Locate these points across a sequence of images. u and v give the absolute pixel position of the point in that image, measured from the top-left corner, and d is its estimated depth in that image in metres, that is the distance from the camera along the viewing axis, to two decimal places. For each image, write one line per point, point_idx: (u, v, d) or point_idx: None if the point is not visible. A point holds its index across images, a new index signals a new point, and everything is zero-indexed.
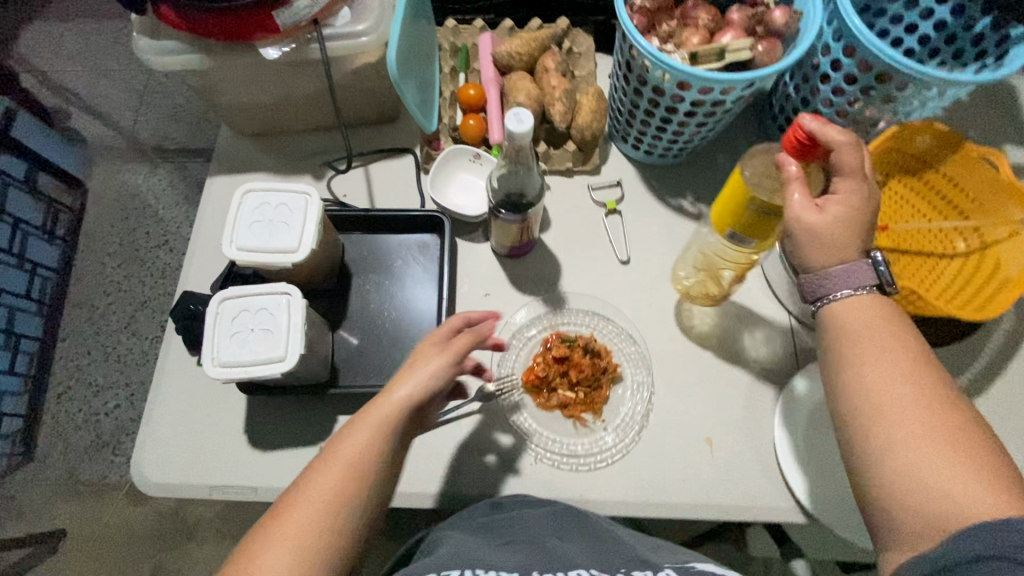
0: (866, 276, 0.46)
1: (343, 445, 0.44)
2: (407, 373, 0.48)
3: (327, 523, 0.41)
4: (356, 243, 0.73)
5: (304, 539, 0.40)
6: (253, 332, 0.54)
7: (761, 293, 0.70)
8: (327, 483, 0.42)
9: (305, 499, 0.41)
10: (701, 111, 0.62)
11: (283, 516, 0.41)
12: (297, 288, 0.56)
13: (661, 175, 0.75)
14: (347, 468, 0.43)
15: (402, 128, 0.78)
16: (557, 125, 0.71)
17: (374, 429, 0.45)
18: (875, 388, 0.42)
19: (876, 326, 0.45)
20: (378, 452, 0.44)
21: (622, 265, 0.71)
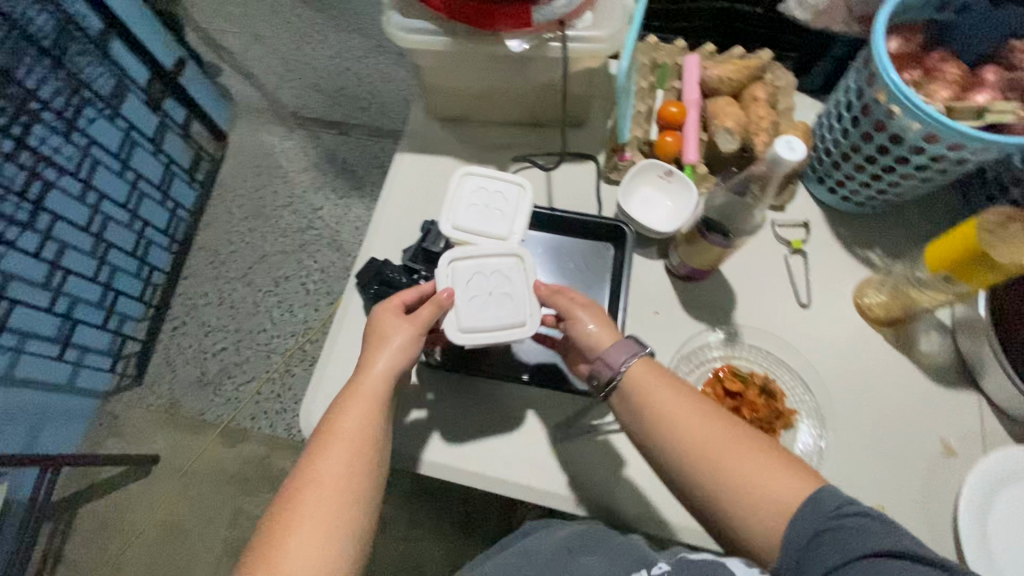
0: (628, 348, 0.52)
1: (339, 422, 0.48)
2: (376, 347, 0.52)
3: (342, 488, 0.45)
4: (532, 238, 0.73)
5: (325, 519, 0.44)
6: (491, 296, 0.55)
7: (951, 364, 0.66)
8: (338, 459, 0.46)
9: (321, 470, 0.45)
10: (934, 167, 0.60)
11: (305, 485, 0.45)
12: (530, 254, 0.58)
13: (849, 223, 0.73)
14: (352, 446, 0.47)
15: (588, 134, 0.79)
16: (758, 156, 0.70)
17: (368, 397, 0.49)
18: (703, 424, 0.47)
19: (689, 415, 0.47)
20: (373, 425, 0.49)
21: (801, 309, 0.69)
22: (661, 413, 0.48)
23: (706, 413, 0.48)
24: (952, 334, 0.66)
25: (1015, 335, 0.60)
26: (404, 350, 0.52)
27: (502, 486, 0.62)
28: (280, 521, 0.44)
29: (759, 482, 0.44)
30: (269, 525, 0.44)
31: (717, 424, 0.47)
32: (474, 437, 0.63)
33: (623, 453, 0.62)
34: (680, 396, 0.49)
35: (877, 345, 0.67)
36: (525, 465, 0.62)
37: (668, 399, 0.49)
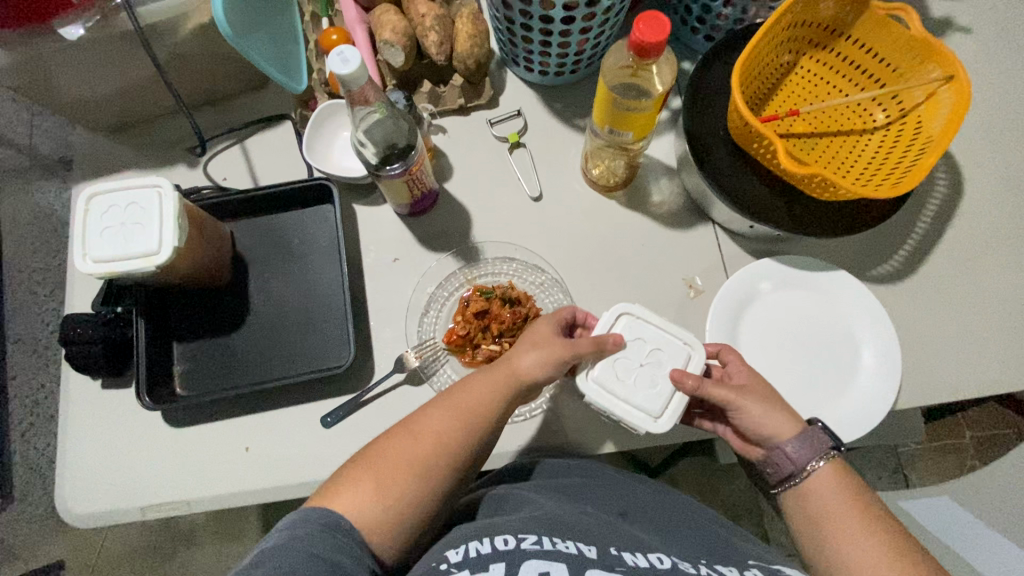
0: (820, 445, 0.48)
1: (453, 396, 0.49)
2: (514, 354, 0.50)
3: (434, 462, 0.46)
4: (247, 228, 0.67)
5: (416, 448, 0.46)
6: (124, 227, 0.52)
7: (683, 205, 0.65)
8: (404, 447, 0.46)
9: (429, 421, 0.47)
10: (577, 15, 0.56)
11: (408, 430, 0.47)
12: (168, 181, 0.53)
13: (563, 97, 0.69)
14: (474, 406, 0.48)
15: (274, 93, 0.70)
16: (436, 59, 0.64)
17: (476, 409, 0.48)
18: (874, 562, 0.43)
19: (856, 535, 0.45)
20: (493, 404, 0.48)
21: (534, 201, 0.67)
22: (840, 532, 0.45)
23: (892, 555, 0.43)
24: (677, 175, 0.66)
25: (717, 160, 0.58)
26: (505, 383, 0.49)
27: (280, 492, 0.59)
28: (372, 457, 0.45)
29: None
30: (362, 460, 0.45)
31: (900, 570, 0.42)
32: (241, 454, 0.60)
33: (393, 412, 0.60)
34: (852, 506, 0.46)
35: (614, 211, 0.66)
36: (300, 462, 0.59)
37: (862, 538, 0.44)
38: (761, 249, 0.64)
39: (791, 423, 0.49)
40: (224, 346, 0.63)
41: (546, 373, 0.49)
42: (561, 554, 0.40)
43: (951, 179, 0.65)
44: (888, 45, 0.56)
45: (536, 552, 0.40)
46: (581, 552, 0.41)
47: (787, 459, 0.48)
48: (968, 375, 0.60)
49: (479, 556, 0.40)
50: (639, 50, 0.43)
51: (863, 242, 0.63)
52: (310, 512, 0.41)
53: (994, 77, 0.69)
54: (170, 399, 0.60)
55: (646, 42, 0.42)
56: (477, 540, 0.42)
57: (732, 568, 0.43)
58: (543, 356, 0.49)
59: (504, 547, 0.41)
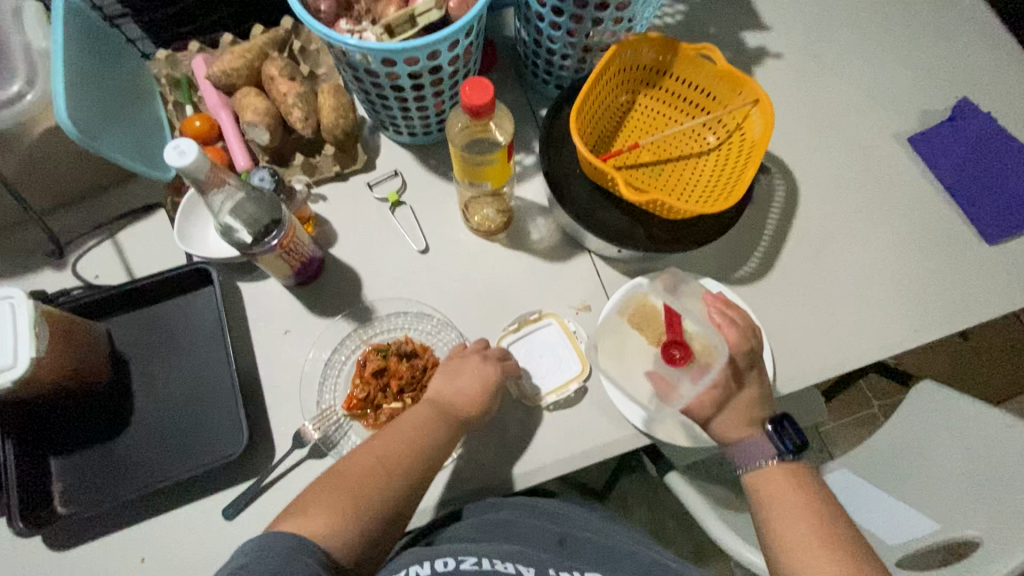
0: (770, 447, 0.54)
1: (394, 427, 0.54)
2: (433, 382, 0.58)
3: (368, 491, 0.49)
4: (124, 324, 0.64)
5: (342, 484, 0.49)
6: None
7: (560, 240, 0.69)
8: (347, 478, 0.50)
9: (367, 452, 0.52)
10: (426, 81, 0.60)
11: (343, 467, 0.51)
12: (20, 289, 0.51)
13: (436, 152, 0.73)
14: (410, 436, 0.53)
15: (144, 183, 0.69)
16: (304, 132, 0.66)
17: (404, 449, 0.52)
18: (796, 520, 0.51)
19: (787, 492, 0.53)
20: (430, 435, 0.54)
21: (421, 254, 0.69)
22: (789, 519, 0.51)
23: (811, 506, 0.52)
24: (551, 212, 0.70)
25: (576, 196, 0.63)
26: (430, 422, 0.55)
27: None
28: (314, 491, 0.49)
29: (794, 548, 0.50)
30: (305, 496, 0.49)
31: (821, 532, 0.50)
32: (136, 565, 0.56)
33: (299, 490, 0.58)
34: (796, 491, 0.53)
35: (498, 253, 0.69)
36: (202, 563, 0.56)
37: (798, 498, 0.52)
38: (636, 269, 0.69)
39: (744, 424, 0.55)
40: (108, 452, 0.59)
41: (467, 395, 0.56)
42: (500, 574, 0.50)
43: (788, 184, 0.74)
44: (704, 79, 0.64)
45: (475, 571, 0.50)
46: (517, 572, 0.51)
47: (742, 452, 0.55)
48: (831, 355, 0.66)
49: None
50: (470, 113, 0.47)
51: (723, 250, 0.70)
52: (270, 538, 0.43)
53: (809, 90, 0.79)
54: (48, 520, 0.56)
55: (474, 105, 0.46)
56: (418, 565, 0.50)
57: None
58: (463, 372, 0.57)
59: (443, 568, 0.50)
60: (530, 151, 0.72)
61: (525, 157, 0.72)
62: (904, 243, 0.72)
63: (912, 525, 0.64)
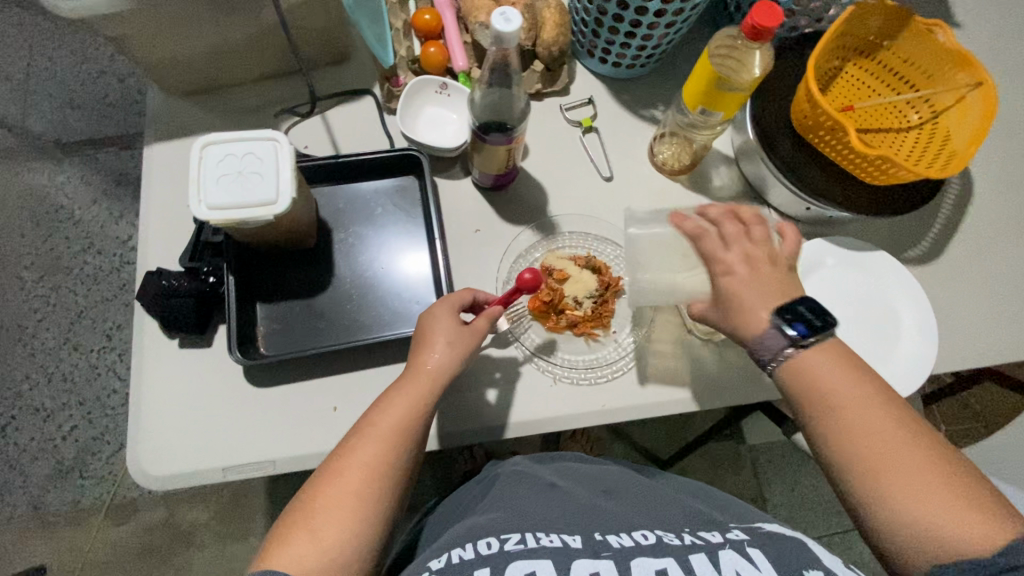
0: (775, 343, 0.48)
1: (378, 421, 0.49)
2: (430, 344, 0.53)
3: (367, 487, 0.45)
4: (329, 195, 0.67)
5: (349, 483, 0.45)
6: (241, 176, 0.53)
7: (739, 191, 0.72)
8: (353, 475, 0.46)
9: (356, 455, 0.47)
10: (670, 8, 0.62)
11: (336, 467, 0.46)
12: (284, 134, 0.55)
13: (630, 88, 0.75)
14: (397, 424, 0.49)
15: (355, 69, 0.72)
16: (523, 44, 0.69)
17: (398, 425, 0.49)
18: (891, 450, 0.42)
19: (861, 403, 0.44)
20: (411, 422, 0.50)
21: (605, 182, 0.72)
22: (866, 436, 0.43)
23: (898, 416, 0.43)
24: (736, 163, 0.72)
25: (781, 146, 0.65)
26: (415, 410, 0.50)
27: None
28: (312, 497, 0.45)
29: (890, 478, 0.41)
30: (297, 501, 0.45)
31: (917, 440, 0.42)
32: (328, 413, 0.60)
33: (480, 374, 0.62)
34: (862, 391, 0.44)
35: (678, 194, 0.72)
36: None
37: (852, 392, 0.45)
38: (810, 232, 0.71)
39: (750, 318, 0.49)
40: (309, 307, 0.63)
41: (449, 354, 0.53)
42: (546, 550, 0.44)
43: (965, 178, 0.75)
44: (925, 56, 0.65)
45: (522, 552, 0.43)
46: (566, 544, 0.44)
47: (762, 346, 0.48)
48: (992, 345, 0.68)
49: (461, 561, 0.43)
50: (749, 33, 0.49)
51: (896, 229, 0.72)
52: None
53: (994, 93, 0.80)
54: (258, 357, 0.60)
55: (763, 24, 0.48)
56: (461, 548, 0.45)
57: (715, 532, 0.47)
58: (452, 344, 0.54)
59: (487, 552, 0.44)
60: None
61: None
62: None
63: None
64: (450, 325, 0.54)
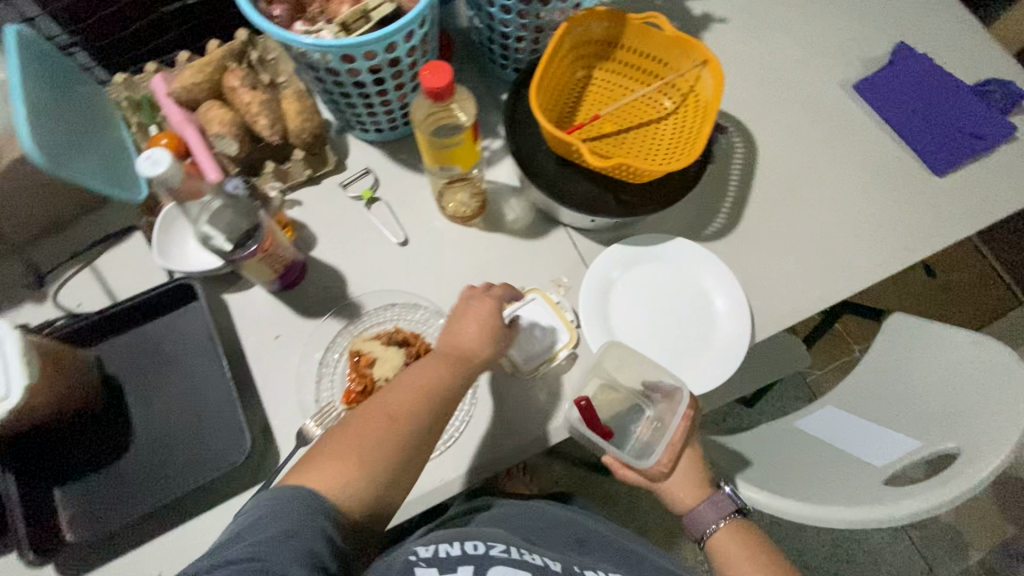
0: (725, 508, 0.63)
1: (407, 378, 0.54)
2: (463, 317, 0.58)
3: (380, 440, 0.51)
4: (114, 348, 0.64)
5: (379, 426, 0.51)
6: None
7: (533, 217, 0.72)
8: (391, 404, 0.53)
9: (396, 400, 0.53)
10: (386, 75, 0.61)
11: (382, 412, 0.52)
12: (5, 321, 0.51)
13: (405, 146, 0.74)
14: (434, 382, 0.54)
15: (116, 207, 0.70)
16: (271, 139, 0.67)
17: (433, 381, 0.54)
18: None
19: (749, 571, 0.60)
20: (448, 381, 0.55)
21: (401, 247, 0.70)
22: None
23: None
24: (523, 191, 0.72)
25: (544, 170, 0.65)
26: (452, 368, 0.56)
27: None
28: (353, 429, 0.51)
29: None
30: (329, 444, 0.50)
31: None
32: None
33: None
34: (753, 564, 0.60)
35: (476, 238, 0.71)
36: None
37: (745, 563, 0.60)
38: (610, 238, 0.71)
39: (693, 495, 0.63)
40: (111, 474, 0.60)
41: (475, 339, 0.57)
42: (526, 565, 0.54)
43: (746, 140, 0.77)
44: (655, 46, 0.66)
45: (504, 560, 0.53)
46: (545, 565, 0.55)
47: (698, 523, 0.63)
48: (804, 298, 0.69)
49: (449, 555, 0.52)
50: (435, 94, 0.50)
51: (692, 210, 0.73)
52: (305, 497, 0.46)
53: (756, 49, 0.82)
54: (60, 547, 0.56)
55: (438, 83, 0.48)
56: (449, 544, 0.54)
57: None
58: (482, 336, 0.58)
59: (474, 552, 0.53)
60: (496, 135, 0.74)
61: (492, 142, 0.74)
62: (861, 184, 0.75)
63: (893, 445, 0.67)
64: (494, 310, 0.59)
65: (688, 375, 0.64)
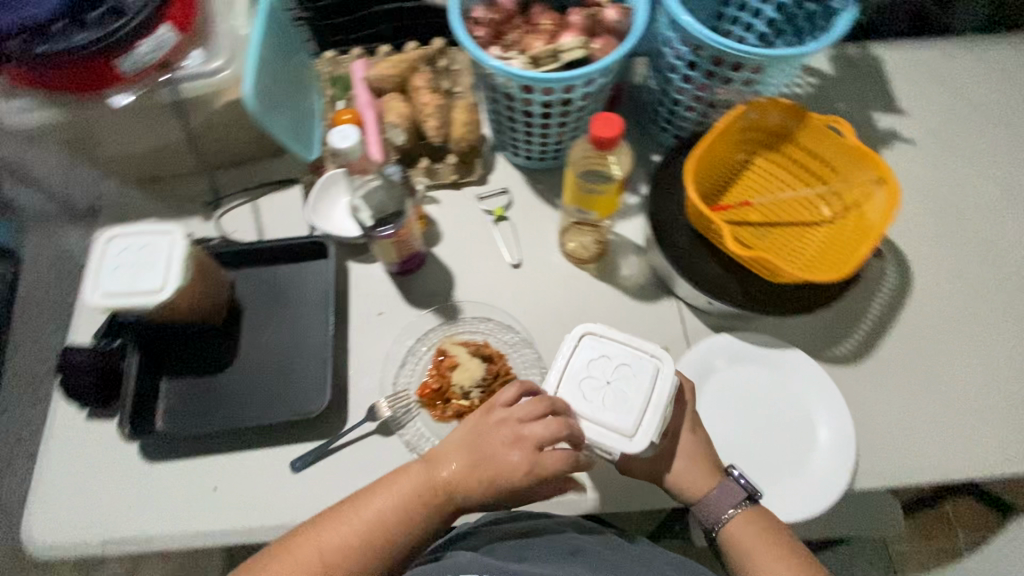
0: (735, 494, 0.55)
1: (386, 483, 0.51)
2: (468, 441, 0.52)
3: (349, 553, 0.48)
4: (247, 277, 0.72)
5: (346, 536, 0.48)
6: (136, 266, 0.58)
7: (647, 280, 0.70)
8: (369, 507, 0.50)
9: (378, 500, 0.50)
10: (554, 111, 0.64)
11: (343, 513, 0.49)
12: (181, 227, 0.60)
13: (547, 177, 0.77)
14: (418, 489, 0.50)
15: (288, 161, 0.79)
16: (433, 139, 0.73)
17: (415, 492, 0.50)
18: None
19: (764, 555, 0.52)
20: (423, 496, 0.50)
21: (513, 268, 0.72)
22: (763, 572, 0.51)
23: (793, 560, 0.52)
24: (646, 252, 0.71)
25: (676, 239, 0.64)
26: (436, 485, 0.51)
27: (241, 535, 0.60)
28: (314, 527, 0.49)
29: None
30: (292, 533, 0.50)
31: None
32: (207, 493, 0.62)
33: (359, 461, 0.62)
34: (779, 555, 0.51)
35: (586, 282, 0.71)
36: (263, 508, 0.61)
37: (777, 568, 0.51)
38: (721, 325, 0.68)
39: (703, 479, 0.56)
40: (208, 383, 0.66)
41: (505, 455, 0.50)
42: None
43: (901, 271, 0.70)
44: (829, 151, 0.64)
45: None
46: None
47: (708, 510, 0.55)
48: (919, 460, 0.61)
49: None
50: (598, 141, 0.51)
51: (818, 325, 0.67)
52: None
53: (938, 180, 0.76)
54: (151, 431, 0.63)
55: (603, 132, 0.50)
56: None
57: None
58: (504, 458, 0.50)
59: None
60: (635, 192, 0.75)
61: (630, 197, 0.75)
62: None
63: None
64: (534, 430, 0.49)
65: (768, 497, 0.59)
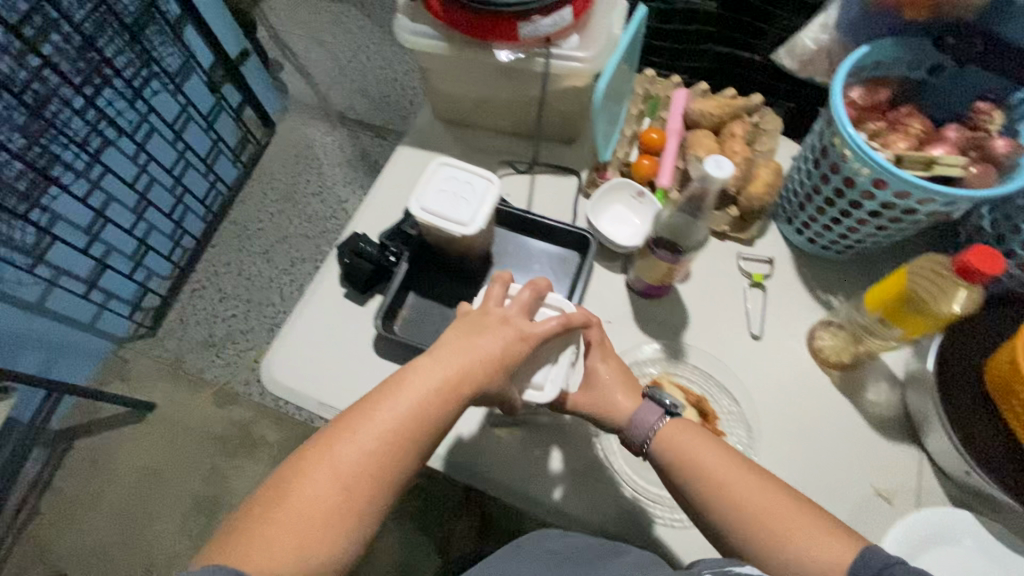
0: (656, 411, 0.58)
1: (384, 402, 0.45)
2: (479, 341, 0.49)
3: (347, 482, 0.42)
4: (507, 237, 0.78)
5: (347, 469, 0.42)
6: (455, 196, 0.64)
7: (891, 414, 0.65)
8: (374, 437, 0.43)
9: (380, 414, 0.44)
10: (887, 214, 0.60)
11: (347, 443, 0.43)
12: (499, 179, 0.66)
13: (816, 266, 0.74)
14: (414, 411, 0.45)
15: (576, 151, 0.84)
16: (727, 188, 0.73)
17: (417, 414, 0.45)
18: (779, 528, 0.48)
19: (737, 476, 0.52)
20: (419, 416, 0.45)
21: (752, 339, 0.70)
22: (722, 487, 0.51)
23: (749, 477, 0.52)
24: (902, 386, 0.66)
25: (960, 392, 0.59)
26: (438, 403, 0.46)
27: None
28: (311, 465, 0.42)
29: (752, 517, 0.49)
30: (295, 477, 0.42)
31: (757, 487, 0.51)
32: None
33: None
34: (717, 460, 0.53)
35: (823, 385, 0.67)
36: None
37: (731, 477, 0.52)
38: (959, 497, 0.61)
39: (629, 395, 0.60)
40: (445, 314, 0.73)
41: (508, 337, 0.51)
42: None
43: None
44: None
45: None
46: None
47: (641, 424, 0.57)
48: None
49: None
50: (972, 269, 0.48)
51: None
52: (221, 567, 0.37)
53: None
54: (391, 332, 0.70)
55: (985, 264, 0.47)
56: None
57: None
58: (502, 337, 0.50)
59: None
60: None
61: None
62: None
63: None
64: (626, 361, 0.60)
65: None
